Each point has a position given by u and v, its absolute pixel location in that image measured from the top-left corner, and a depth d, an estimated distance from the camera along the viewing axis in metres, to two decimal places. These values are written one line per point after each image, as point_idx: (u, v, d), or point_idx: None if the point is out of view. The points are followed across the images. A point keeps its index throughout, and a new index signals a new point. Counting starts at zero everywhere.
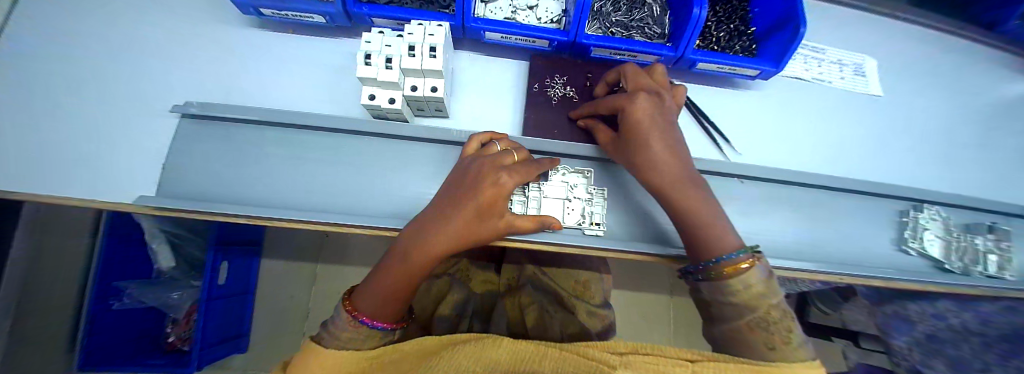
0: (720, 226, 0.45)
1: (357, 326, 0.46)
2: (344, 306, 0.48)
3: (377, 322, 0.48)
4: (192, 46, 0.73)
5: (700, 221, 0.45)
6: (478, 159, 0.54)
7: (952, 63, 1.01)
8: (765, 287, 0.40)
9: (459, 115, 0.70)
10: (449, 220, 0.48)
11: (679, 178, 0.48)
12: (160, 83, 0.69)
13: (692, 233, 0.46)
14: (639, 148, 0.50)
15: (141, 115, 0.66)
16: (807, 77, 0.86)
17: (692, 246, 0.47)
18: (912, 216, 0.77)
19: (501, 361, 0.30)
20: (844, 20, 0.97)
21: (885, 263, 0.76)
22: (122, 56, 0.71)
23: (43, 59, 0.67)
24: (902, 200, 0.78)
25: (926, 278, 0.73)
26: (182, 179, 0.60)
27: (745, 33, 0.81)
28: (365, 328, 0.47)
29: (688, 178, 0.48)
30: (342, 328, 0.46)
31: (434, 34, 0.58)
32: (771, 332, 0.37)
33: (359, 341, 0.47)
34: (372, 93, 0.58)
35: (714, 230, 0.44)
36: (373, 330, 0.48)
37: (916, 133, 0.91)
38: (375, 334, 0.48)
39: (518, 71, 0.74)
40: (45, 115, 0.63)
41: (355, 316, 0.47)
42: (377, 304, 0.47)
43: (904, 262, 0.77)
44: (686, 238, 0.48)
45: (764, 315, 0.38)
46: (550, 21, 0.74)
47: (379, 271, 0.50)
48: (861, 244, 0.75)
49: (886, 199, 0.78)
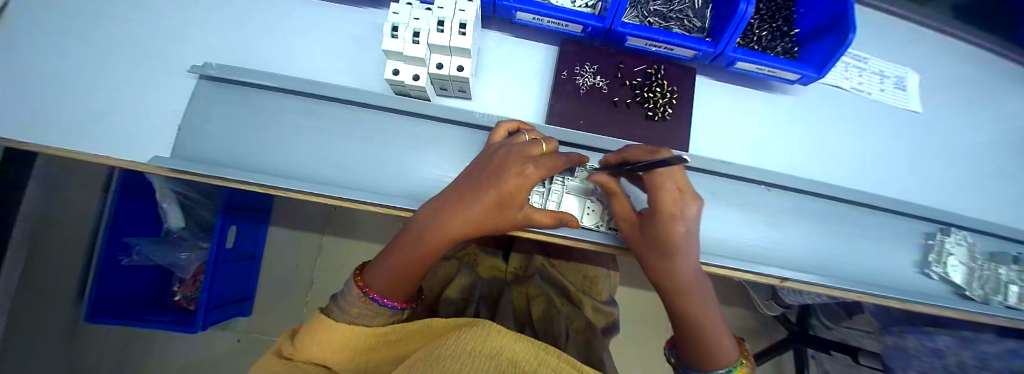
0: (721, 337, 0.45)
1: (366, 302, 0.45)
2: (354, 281, 0.47)
3: (388, 301, 0.47)
4: (211, 4, 0.71)
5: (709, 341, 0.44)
6: (505, 146, 0.52)
7: (994, 84, 0.97)
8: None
9: (481, 98, 0.67)
10: (466, 208, 0.47)
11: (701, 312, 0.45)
12: (179, 40, 0.67)
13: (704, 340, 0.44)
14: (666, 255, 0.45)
15: (159, 73, 0.64)
16: (846, 86, 0.82)
17: (695, 349, 0.45)
18: (937, 239, 0.74)
19: (481, 351, 0.23)
20: (889, 29, 0.93)
21: (905, 285, 0.74)
22: (140, 10, 0.69)
23: (62, 6, 0.66)
24: (929, 222, 0.76)
25: (945, 303, 0.71)
26: (198, 141, 0.59)
27: (787, 34, 0.76)
28: (375, 305, 0.46)
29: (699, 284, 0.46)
30: (352, 303, 0.45)
31: (465, 9, 0.55)
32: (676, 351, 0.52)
33: (367, 317, 0.45)
34: (396, 68, 0.56)
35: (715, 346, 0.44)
36: (383, 307, 0.47)
37: (952, 155, 0.87)
38: (381, 313, 0.47)
39: (547, 56, 0.71)
40: (63, 65, 0.62)
41: (365, 295, 0.45)
42: (390, 283, 0.46)
43: (925, 285, 0.75)
44: (696, 347, 0.45)
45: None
46: (585, 5, 0.70)
47: (394, 251, 0.48)
48: (883, 263, 0.73)
49: (914, 218, 0.75)
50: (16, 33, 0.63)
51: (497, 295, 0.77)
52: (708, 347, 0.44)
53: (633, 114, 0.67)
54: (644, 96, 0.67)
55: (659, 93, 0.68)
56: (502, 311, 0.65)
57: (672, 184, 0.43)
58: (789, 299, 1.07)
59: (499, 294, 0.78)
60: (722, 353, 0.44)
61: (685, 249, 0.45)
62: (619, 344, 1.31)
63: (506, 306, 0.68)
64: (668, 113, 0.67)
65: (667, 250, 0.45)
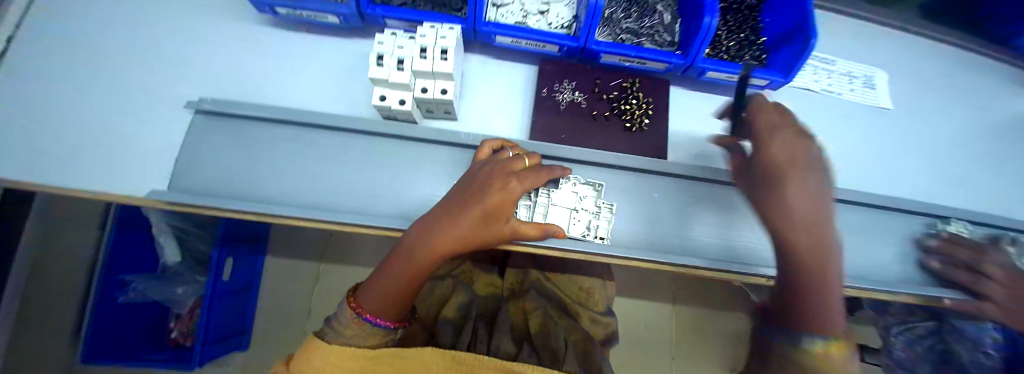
0: (828, 305, 0.36)
1: (359, 323, 0.47)
2: (347, 302, 0.48)
3: (380, 320, 0.48)
4: (206, 43, 0.74)
5: (810, 288, 0.37)
6: (489, 163, 0.54)
7: (961, 77, 1.00)
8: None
9: (467, 118, 0.70)
10: (457, 220, 0.48)
11: (824, 265, 0.39)
12: (175, 79, 0.70)
13: (806, 289, 0.38)
14: (775, 185, 0.45)
15: (155, 111, 0.67)
16: (816, 88, 0.86)
17: (798, 310, 0.36)
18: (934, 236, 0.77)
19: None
20: (853, 32, 0.97)
21: (891, 276, 0.75)
22: (136, 52, 0.72)
23: (60, 52, 0.69)
24: (910, 214, 0.78)
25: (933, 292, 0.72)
26: (193, 174, 0.61)
27: (755, 43, 0.80)
28: (368, 325, 0.47)
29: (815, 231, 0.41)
30: (346, 325, 0.47)
31: (445, 36, 0.59)
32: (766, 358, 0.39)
33: (362, 338, 0.47)
34: (383, 95, 0.59)
35: (818, 308, 0.35)
36: (376, 327, 0.47)
37: (926, 147, 0.90)
38: (378, 333, 0.48)
39: (527, 75, 0.74)
40: (62, 108, 0.65)
41: (357, 314, 0.47)
42: (381, 302, 0.47)
43: (911, 277, 0.76)
44: (793, 301, 0.37)
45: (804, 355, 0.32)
46: (561, 26, 0.74)
47: (387, 267, 0.49)
48: (867, 257, 0.74)
49: (895, 212, 0.77)
50: (14, 81, 0.65)
51: (494, 311, 0.78)
52: (810, 296, 0.37)
53: (612, 126, 0.70)
54: (621, 109, 0.71)
55: (635, 105, 0.72)
56: (499, 327, 0.65)
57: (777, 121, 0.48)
58: None
59: (496, 310, 0.78)
60: (828, 312, 0.35)
61: (797, 180, 0.43)
62: (622, 355, 1.29)
63: (504, 322, 0.68)
64: (646, 123, 0.70)
65: (782, 179, 0.44)
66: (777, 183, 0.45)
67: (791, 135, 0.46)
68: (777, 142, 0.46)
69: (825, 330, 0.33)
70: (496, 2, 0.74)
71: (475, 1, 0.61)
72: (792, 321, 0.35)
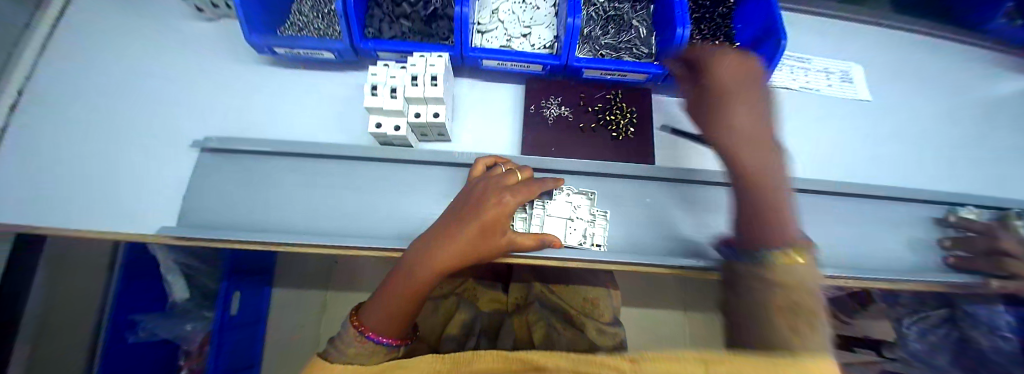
0: (782, 218, 0.40)
1: (362, 341, 0.48)
2: (350, 321, 0.50)
3: (382, 338, 0.48)
4: (210, 84, 0.78)
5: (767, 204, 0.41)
6: (484, 179, 0.57)
7: (936, 64, 1.04)
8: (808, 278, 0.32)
9: (460, 138, 0.73)
10: (456, 235, 0.50)
11: (776, 190, 0.43)
12: (181, 120, 0.74)
13: (763, 209, 0.42)
14: (730, 115, 0.49)
15: (162, 151, 0.70)
16: (795, 86, 0.89)
17: (757, 228, 0.40)
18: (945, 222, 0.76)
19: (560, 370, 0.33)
20: (824, 31, 1.02)
21: (900, 266, 0.74)
22: (142, 97, 0.76)
23: (72, 102, 0.73)
24: (913, 202, 0.77)
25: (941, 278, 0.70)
26: (199, 209, 0.63)
27: (730, 48, 0.84)
28: (370, 343, 0.48)
29: (765, 157, 0.45)
30: (348, 343, 0.48)
31: (434, 64, 0.63)
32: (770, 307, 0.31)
33: (364, 356, 0.48)
34: (378, 122, 0.62)
35: (776, 221, 0.40)
36: (378, 344, 0.48)
37: (909, 134, 0.92)
38: (381, 351, 0.49)
39: (515, 94, 0.78)
40: (73, 155, 0.68)
41: (360, 332, 0.48)
42: (382, 319, 0.48)
43: (918, 262, 0.75)
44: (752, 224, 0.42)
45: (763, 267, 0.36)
46: (543, 46, 0.78)
47: (388, 285, 0.51)
48: (871, 248, 0.73)
49: (896, 201, 0.76)
50: (28, 133, 0.69)
51: (497, 327, 0.80)
52: (766, 214, 0.41)
53: (600, 136, 0.73)
54: (607, 119, 0.74)
55: (620, 115, 0.75)
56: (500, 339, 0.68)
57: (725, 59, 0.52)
58: None
59: (499, 325, 0.80)
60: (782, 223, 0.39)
61: (746, 109, 0.48)
62: None
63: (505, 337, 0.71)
64: (632, 132, 0.73)
65: (740, 108, 0.48)
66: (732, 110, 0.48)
67: (745, 72, 0.51)
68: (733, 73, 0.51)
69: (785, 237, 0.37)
70: (481, 28, 0.78)
71: (461, 30, 0.66)
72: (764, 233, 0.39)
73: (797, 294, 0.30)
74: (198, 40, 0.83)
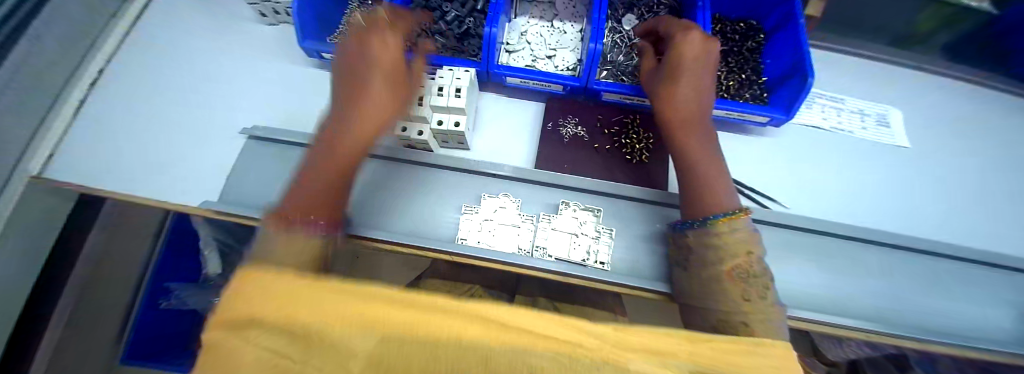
0: (723, 192, 0.52)
1: (291, 233, 0.42)
2: (263, 224, 0.43)
3: (315, 225, 0.44)
4: (262, 79, 0.88)
5: (709, 178, 0.53)
6: (368, 31, 0.56)
7: (987, 115, 0.97)
8: (749, 238, 0.47)
9: (477, 148, 0.77)
10: (365, 97, 0.52)
11: (712, 166, 0.54)
12: (233, 109, 0.83)
13: (705, 184, 0.53)
14: (685, 97, 0.58)
15: (212, 135, 0.79)
16: (824, 125, 0.87)
17: (699, 198, 0.53)
18: (992, 290, 0.69)
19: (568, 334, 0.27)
20: (861, 72, 0.99)
21: (945, 329, 0.66)
22: (200, 85, 0.86)
23: (147, 86, 0.84)
24: (959, 260, 0.70)
25: (992, 347, 0.63)
26: (235, 188, 0.70)
27: (756, 82, 0.84)
28: (306, 234, 0.43)
29: (706, 139, 0.57)
30: (272, 240, 0.42)
31: (461, 78, 0.67)
32: (749, 286, 0.44)
33: (291, 255, 0.41)
34: (404, 126, 0.67)
35: (717, 195, 0.51)
36: (313, 234, 0.44)
37: (953, 185, 0.85)
38: (319, 244, 0.44)
39: (534, 111, 0.81)
40: (138, 130, 0.78)
41: (288, 226, 0.42)
42: (313, 202, 0.46)
43: (971, 328, 0.66)
44: (695, 198, 0.53)
45: (744, 269, 0.45)
46: (566, 68, 0.82)
47: (309, 180, 0.47)
48: (909, 305, 0.66)
49: (938, 257, 0.69)
50: (103, 107, 0.80)
51: None
52: (709, 185, 0.53)
53: (614, 158, 0.74)
54: (622, 142, 0.75)
55: (636, 139, 0.75)
56: None
57: (688, 46, 0.61)
58: (829, 355, 0.96)
59: None
60: (723, 194, 0.51)
61: (698, 97, 0.58)
62: None
63: None
64: (647, 157, 0.73)
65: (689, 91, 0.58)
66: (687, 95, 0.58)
67: (702, 63, 0.60)
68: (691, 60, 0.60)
69: (721, 204, 0.50)
70: (509, 48, 0.84)
71: (489, 48, 0.71)
72: (709, 203, 0.51)
73: (738, 258, 0.45)
74: (257, 41, 0.94)
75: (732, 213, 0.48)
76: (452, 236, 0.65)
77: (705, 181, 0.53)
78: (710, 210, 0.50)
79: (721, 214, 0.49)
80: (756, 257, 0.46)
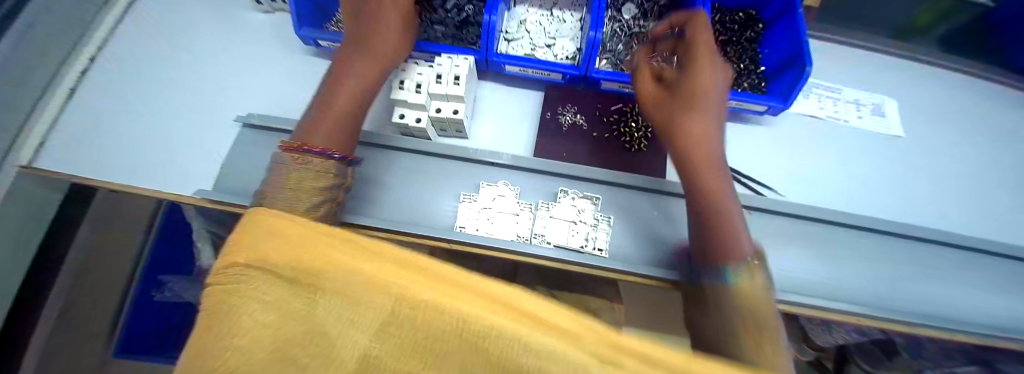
0: (737, 237, 0.45)
1: (313, 156, 0.46)
2: (285, 149, 0.46)
3: (333, 151, 0.48)
4: (256, 67, 0.87)
5: (723, 223, 0.46)
6: None
7: (982, 107, 0.98)
8: (763, 287, 0.40)
9: (476, 136, 0.76)
10: (372, 37, 0.57)
11: (725, 207, 0.48)
12: (227, 97, 0.82)
13: (719, 229, 0.46)
14: (693, 127, 0.52)
15: (205, 123, 0.78)
16: (821, 115, 0.87)
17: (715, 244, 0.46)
18: (980, 276, 0.70)
19: None
20: (859, 63, 0.99)
21: (932, 314, 0.67)
22: (192, 73, 0.84)
23: (137, 72, 0.83)
24: (949, 248, 0.71)
25: (977, 332, 0.64)
26: (230, 177, 0.69)
27: (753, 71, 0.84)
28: (326, 157, 0.47)
29: (717, 176, 0.50)
30: (290, 168, 0.44)
31: (459, 65, 0.67)
32: (763, 333, 0.36)
33: (312, 179, 0.45)
34: (402, 113, 0.66)
35: (729, 241, 0.45)
36: (332, 158, 0.48)
37: (946, 175, 0.86)
38: (332, 170, 0.48)
39: (533, 99, 0.80)
40: (128, 118, 0.77)
41: (305, 151, 0.46)
42: (333, 130, 0.50)
43: (957, 314, 0.68)
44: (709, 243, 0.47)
45: (757, 315, 0.37)
46: (565, 57, 0.82)
47: (322, 113, 0.51)
48: (899, 291, 0.67)
49: (930, 245, 0.71)
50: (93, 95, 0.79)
51: None
52: (723, 229, 0.46)
53: (613, 147, 0.74)
54: (621, 131, 0.75)
55: (635, 127, 0.75)
56: None
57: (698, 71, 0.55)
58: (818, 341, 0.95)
59: None
60: (737, 240, 0.45)
61: (708, 126, 0.52)
62: None
63: None
64: (645, 145, 0.73)
65: (694, 116, 0.53)
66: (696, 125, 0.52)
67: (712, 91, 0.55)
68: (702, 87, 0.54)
69: (737, 252, 0.43)
70: (508, 37, 0.83)
71: (487, 35, 0.70)
72: (724, 253, 0.44)
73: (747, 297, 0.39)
74: (251, 28, 0.92)
75: (748, 262, 0.42)
76: (450, 224, 0.65)
77: (717, 227, 0.47)
78: (723, 257, 0.44)
79: (737, 264, 0.42)
80: (766, 299, 0.39)
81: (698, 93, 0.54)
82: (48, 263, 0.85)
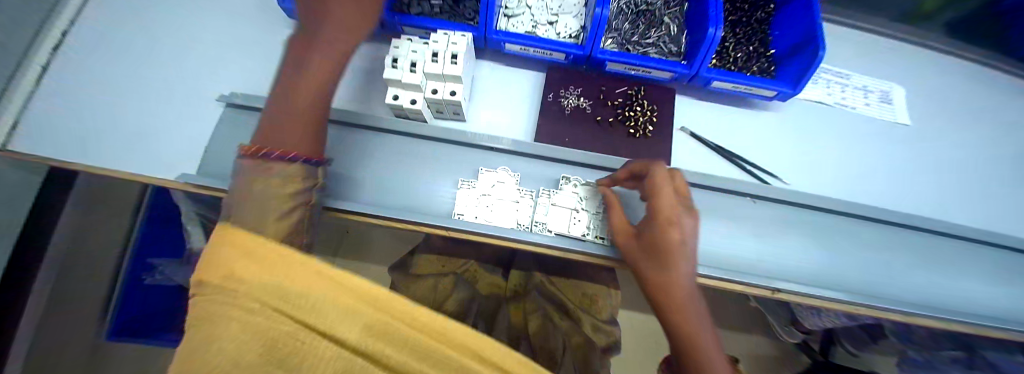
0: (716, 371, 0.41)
1: (276, 162, 0.39)
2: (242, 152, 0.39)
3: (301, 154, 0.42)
4: (239, 43, 0.81)
5: (697, 362, 0.42)
6: None
7: (988, 95, 0.97)
8: None
9: (474, 119, 0.73)
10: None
11: (700, 339, 0.43)
12: (208, 74, 0.77)
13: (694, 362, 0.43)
14: (660, 263, 0.46)
15: (185, 102, 0.73)
16: (828, 101, 0.85)
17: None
18: (976, 264, 0.71)
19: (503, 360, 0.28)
20: (869, 48, 0.96)
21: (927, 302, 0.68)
22: (170, 48, 0.79)
23: (108, 45, 0.77)
24: (948, 236, 0.71)
25: (969, 319, 0.65)
26: (215, 159, 0.66)
27: (764, 54, 0.81)
28: (291, 163, 0.40)
29: (693, 307, 0.45)
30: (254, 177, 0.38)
31: (457, 42, 0.62)
32: None
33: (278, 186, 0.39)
34: (396, 94, 0.62)
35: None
36: (298, 163, 0.41)
37: (948, 164, 0.86)
38: (300, 174, 0.41)
39: (534, 81, 0.77)
40: (100, 95, 0.71)
41: (265, 156, 0.39)
42: (300, 131, 0.42)
43: (950, 301, 0.69)
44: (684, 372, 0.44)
45: None
46: (568, 35, 0.77)
47: (285, 103, 0.42)
48: (896, 279, 0.68)
49: (929, 234, 0.71)
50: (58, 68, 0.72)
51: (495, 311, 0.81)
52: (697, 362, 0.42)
53: (616, 132, 0.72)
54: (625, 115, 0.72)
55: (640, 112, 0.73)
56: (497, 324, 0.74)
57: (666, 188, 0.48)
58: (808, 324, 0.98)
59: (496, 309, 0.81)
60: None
61: (680, 257, 0.45)
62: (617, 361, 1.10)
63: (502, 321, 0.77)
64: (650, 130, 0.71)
65: (663, 258, 0.46)
66: (661, 259, 0.46)
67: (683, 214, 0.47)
68: (671, 211, 0.47)
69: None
70: (508, 13, 0.78)
71: (487, 10, 0.65)
72: None
73: None
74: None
75: None
76: (448, 211, 0.63)
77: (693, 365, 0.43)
78: None
79: None
80: None
81: (666, 223, 0.46)
82: (29, 248, 0.82)
